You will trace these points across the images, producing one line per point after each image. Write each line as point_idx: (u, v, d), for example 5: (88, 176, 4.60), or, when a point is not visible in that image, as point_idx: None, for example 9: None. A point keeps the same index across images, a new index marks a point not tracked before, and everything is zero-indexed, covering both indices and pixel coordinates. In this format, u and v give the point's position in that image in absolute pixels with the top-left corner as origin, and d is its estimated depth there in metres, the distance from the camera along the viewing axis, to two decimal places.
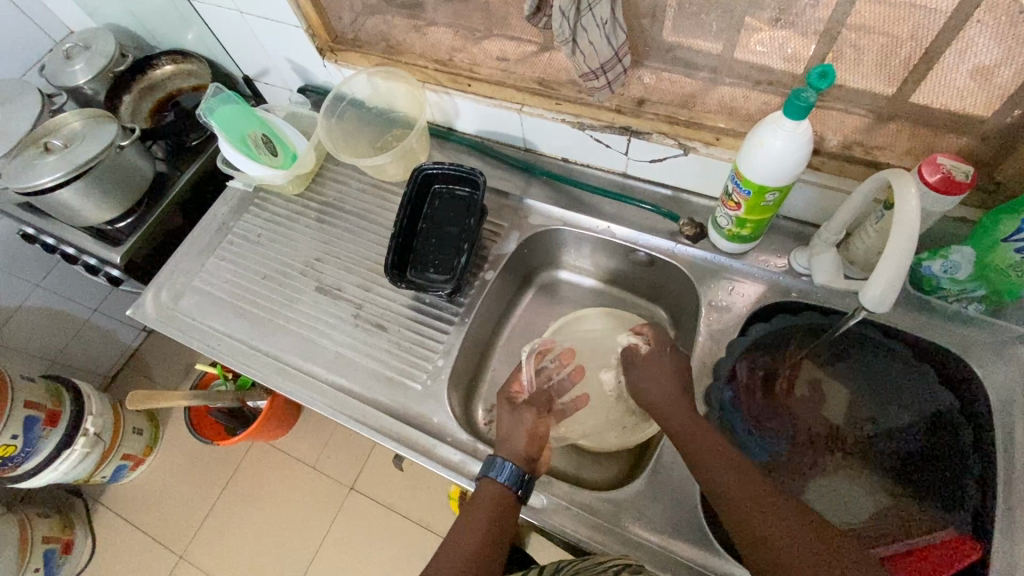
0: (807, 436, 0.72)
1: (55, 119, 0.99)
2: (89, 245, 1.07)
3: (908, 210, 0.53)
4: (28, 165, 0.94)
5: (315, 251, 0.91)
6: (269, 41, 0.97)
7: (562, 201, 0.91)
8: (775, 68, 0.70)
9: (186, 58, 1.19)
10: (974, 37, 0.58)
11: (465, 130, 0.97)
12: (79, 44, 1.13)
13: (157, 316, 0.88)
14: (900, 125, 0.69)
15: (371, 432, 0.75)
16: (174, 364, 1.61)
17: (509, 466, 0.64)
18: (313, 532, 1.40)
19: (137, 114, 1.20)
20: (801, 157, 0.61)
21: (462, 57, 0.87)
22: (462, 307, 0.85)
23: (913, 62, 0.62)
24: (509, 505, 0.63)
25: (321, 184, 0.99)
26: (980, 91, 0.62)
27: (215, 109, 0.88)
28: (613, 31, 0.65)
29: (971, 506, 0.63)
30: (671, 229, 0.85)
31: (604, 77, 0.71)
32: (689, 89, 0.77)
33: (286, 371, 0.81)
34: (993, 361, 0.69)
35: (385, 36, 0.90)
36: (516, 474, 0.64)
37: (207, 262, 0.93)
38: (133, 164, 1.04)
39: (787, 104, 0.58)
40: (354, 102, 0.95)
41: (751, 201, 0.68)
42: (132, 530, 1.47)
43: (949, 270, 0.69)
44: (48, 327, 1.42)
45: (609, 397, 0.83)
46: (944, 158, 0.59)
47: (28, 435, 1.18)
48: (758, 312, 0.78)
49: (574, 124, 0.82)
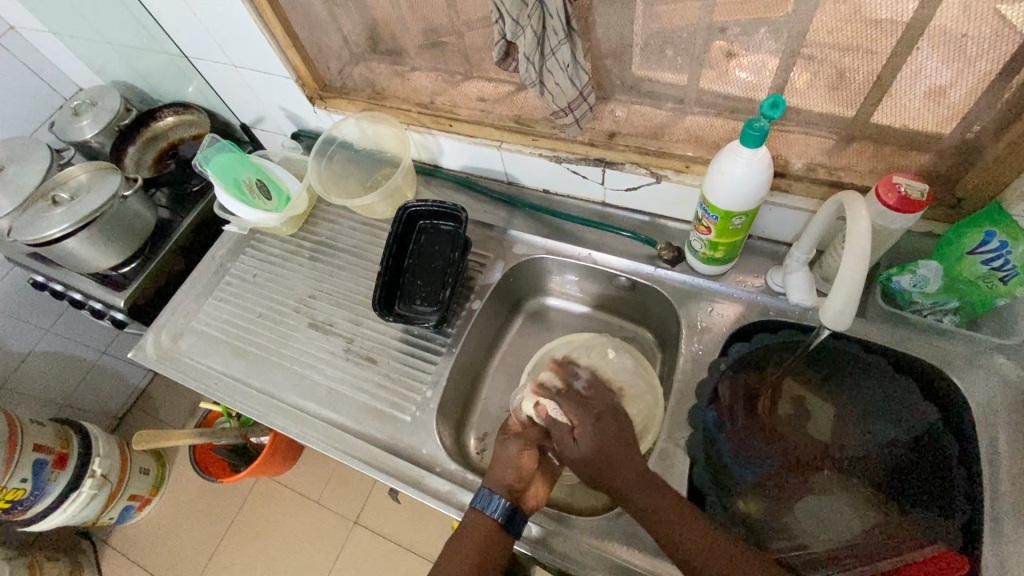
0: (793, 453, 0.72)
1: (62, 173, 1.05)
2: (95, 291, 1.12)
3: (859, 231, 0.55)
4: (37, 217, 0.99)
5: (309, 288, 0.94)
6: (263, 91, 1.02)
7: (545, 231, 0.94)
8: (737, 97, 0.73)
9: (186, 109, 1.25)
10: (922, 61, 0.60)
11: (451, 167, 1.01)
12: (86, 101, 1.21)
13: (156, 357, 0.91)
14: (862, 146, 0.72)
15: (362, 464, 0.77)
16: (181, 402, 1.64)
17: (499, 500, 0.64)
18: (318, 568, 1.39)
19: (143, 164, 1.24)
20: (762, 183, 0.64)
21: (443, 99, 0.91)
22: (450, 338, 0.87)
23: (867, 87, 0.65)
24: (500, 537, 0.63)
25: (314, 224, 1.02)
26: (933, 111, 0.64)
27: (211, 158, 0.93)
28: (578, 73, 0.69)
29: (959, 524, 0.63)
30: (651, 254, 0.87)
31: (572, 115, 0.74)
32: (658, 121, 0.80)
33: (280, 407, 0.84)
34: (973, 372, 0.70)
35: (371, 82, 0.96)
36: (505, 507, 0.64)
37: (205, 303, 0.96)
38: (136, 212, 1.09)
39: (743, 134, 0.61)
40: (343, 145, 0.99)
41: (720, 225, 0.71)
42: (138, 571, 1.47)
43: (919, 284, 0.70)
44: (57, 371, 1.46)
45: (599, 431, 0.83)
46: (899, 177, 0.61)
47: (36, 479, 1.20)
48: (737, 331, 0.80)
49: (551, 158, 0.86)
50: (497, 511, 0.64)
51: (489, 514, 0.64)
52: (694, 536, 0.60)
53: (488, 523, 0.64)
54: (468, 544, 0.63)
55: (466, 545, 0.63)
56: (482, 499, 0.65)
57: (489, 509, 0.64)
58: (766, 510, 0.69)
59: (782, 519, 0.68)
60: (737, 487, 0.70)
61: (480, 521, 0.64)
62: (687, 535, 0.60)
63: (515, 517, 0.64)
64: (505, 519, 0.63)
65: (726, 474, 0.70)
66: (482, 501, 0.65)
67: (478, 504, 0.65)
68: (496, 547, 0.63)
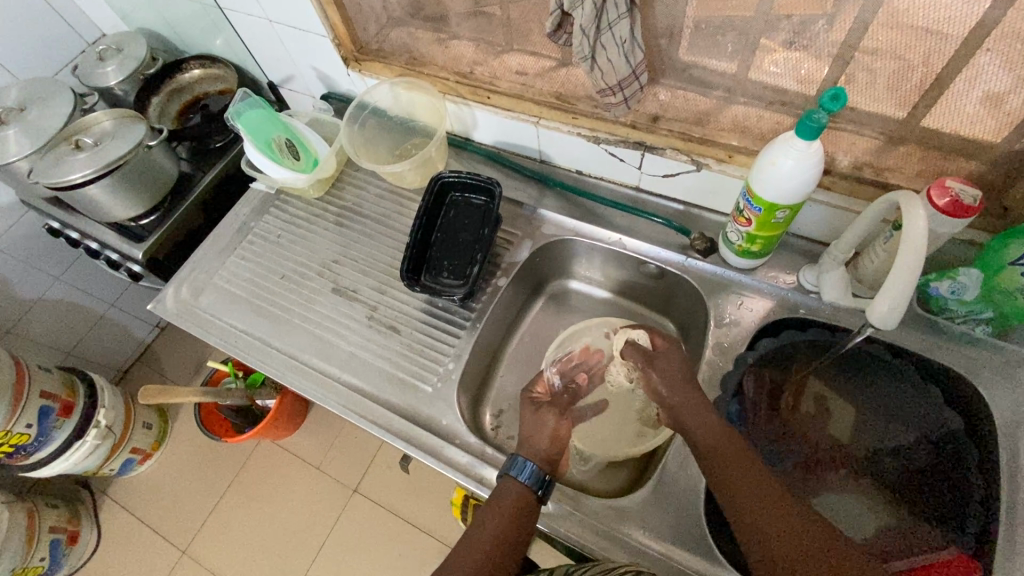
0: (811, 451, 0.72)
1: (86, 118, 1.04)
2: (113, 240, 1.11)
3: (915, 232, 0.54)
4: (60, 161, 0.97)
5: (333, 253, 0.94)
6: (296, 50, 1.00)
7: (575, 212, 0.93)
8: (788, 90, 0.72)
9: (213, 63, 1.23)
10: (984, 65, 0.59)
11: (483, 141, 0.99)
12: (112, 47, 1.18)
13: (176, 311, 0.91)
14: (911, 148, 0.70)
15: (381, 431, 0.77)
16: (186, 360, 1.64)
17: (533, 468, 0.65)
18: (316, 531, 1.41)
19: (166, 116, 1.23)
20: (812, 177, 0.63)
21: (483, 70, 0.89)
22: (474, 313, 0.87)
23: (925, 87, 0.64)
24: (530, 506, 0.64)
25: (340, 189, 1.01)
26: (989, 118, 0.63)
27: (242, 113, 0.90)
28: (631, 50, 0.67)
29: (973, 529, 0.63)
30: (682, 243, 0.86)
31: (620, 94, 0.73)
32: (703, 107, 0.78)
33: (300, 369, 0.83)
34: (1000, 382, 0.69)
35: (409, 48, 0.94)
36: (538, 475, 0.65)
37: (228, 260, 0.95)
38: (159, 163, 1.07)
39: (799, 124, 0.60)
40: (376, 111, 0.97)
41: (762, 217, 0.70)
42: (137, 523, 1.48)
43: (957, 292, 0.69)
44: (65, 319, 1.45)
45: (626, 419, 0.83)
46: (953, 181, 0.61)
47: (41, 425, 1.20)
48: (764, 326, 0.79)
49: (589, 138, 0.85)
50: (529, 477, 0.65)
51: (523, 481, 0.65)
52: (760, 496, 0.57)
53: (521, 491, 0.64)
54: (499, 511, 0.63)
55: (498, 513, 0.63)
56: (517, 467, 0.66)
57: (523, 477, 0.65)
58: None
59: None
60: None
61: (512, 489, 0.65)
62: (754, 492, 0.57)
63: (545, 487, 0.66)
64: (538, 487, 0.65)
65: None
66: (512, 468, 0.66)
67: (512, 472, 0.65)
68: (528, 516, 0.64)
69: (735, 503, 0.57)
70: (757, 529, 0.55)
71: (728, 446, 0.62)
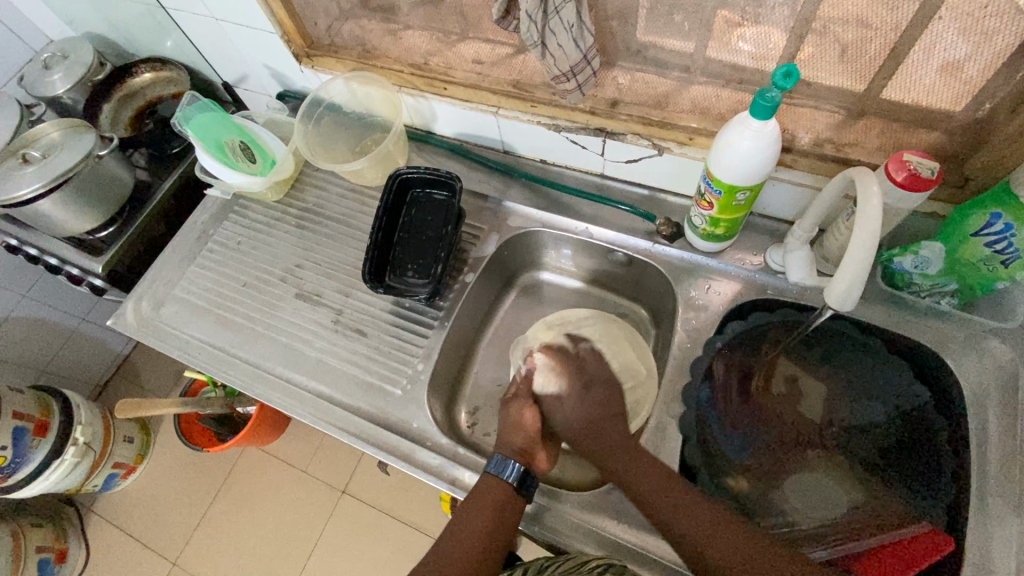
0: (783, 432, 0.72)
1: (32, 130, 0.99)
2: (71, 256, 1.07)
3: (870, 208, 0.53)
4: (7, 176, 0.93)
5: (295, 256, 0.91)
6: (245, 47, 0.96)
7: (540, 203, 0.91)
8: (746, 67, 0.70)
9: (165, 65, 1.18)
10: (940, 33, 0.58)
11: (444, 133, 0.97)
12: (57, 54, 1.13)
13: (138, 326, 0.88)
14: (871, 121, 0.69)
15: (351, 438, 0.76)
16: (164, 371, 1.61)
17: (514, 465, 0.65)
18: (306, 536, 1.40)
19: (119, 122, 1.19)
20: (769, 157, 0.62)
21: (438, 60, 0.87)
22: (442, 311, 0.85)
23: (882, 58, 0.62)
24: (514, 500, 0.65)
25: (301, 190, 0.98)
26: (947, 86, 0.62)
27: (191, 117, 0.88)
28: (582, 34, 0.66)
29: (944, 502, 0.64)
30: (649, 229, 0.85)
31: (574, 80, 0.70)
32: (661, 89, 0.77)
33: (266, 378, 0.82)
34: (968, 354, 0.70)
35: (361, 40, 0.91)
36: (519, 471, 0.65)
37: (188, 270, 0.93)
38: (112, 173, 1.03)
39: (752, 104, 0.58)
40: (331, 107, 0.95)
41: (723, 200, 0.69)
42: (125, 538, 1.47)
43: (921, 265, 0.69)
44: (35, 337, 1.42)
45: None
46: (911, 154, 0.59)
47: (16, 446, 1.18)
48: (733, 310, 0.79)
49: (550, 126, 0.82)
50: (511, 475, 0.65)
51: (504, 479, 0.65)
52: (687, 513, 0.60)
53: (501, 486, 0.65)
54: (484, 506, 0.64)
55: (481, 510, 0.64)
56: (496, 464, 0.66)
57: (504, 474, 0.65)
58: (758, 487, 0.69)
59: (772, 495, 0.68)
60: (729, 464, 0.70)
61: (492, 485, 0.65)
62: (670, 503, 0.61)
63: (527, 480, 0.66)
64: (518, 482, 0.65)
65: (718, 452, 0.70)
66: (495, 468, 0.66)
67: (492, 470, 0.66)
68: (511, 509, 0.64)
69: (670, 531, 0.59)
70: (676, 535, 0.59)
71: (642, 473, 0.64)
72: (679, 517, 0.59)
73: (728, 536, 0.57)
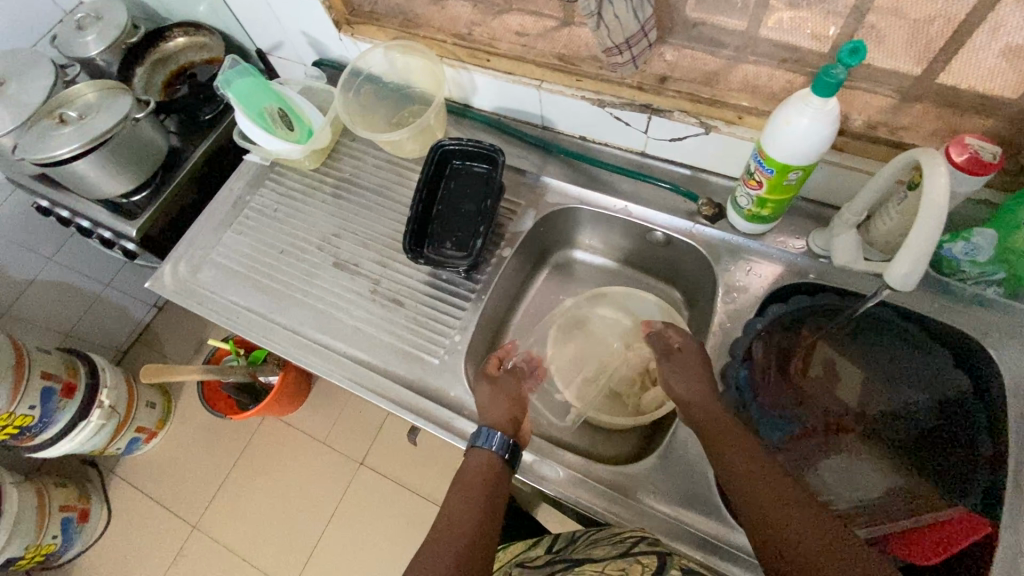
0: (821, 416, 0.73)
1: (69, 90, 0.98)
2: (104, 218, 1.08)
3: (938, 188, 0.53)
4: (43, 136, 0.93)
5: (331, 226, 0.91)
6: (284, 13, 0.95)
7: (579, 179, 0.90)
8: (802, 46, 0.69)
9: (197, 30, 1.18)
10: (1007, 16, 0.57)
11: (483, 107, 0.96)
12: (91, 14, 1.11)
13: (175, 288, 0.89)
14: (927, 106, 0.68)
15: (391, 404, 0.76)
16: (186, 339, 1.62)
17: (497, 435, 0.66)
18: (326, 503, 1.43)
19: (151, 88, 1.19)
20: (827, 137, 0.61)
21: (481, 31, 0.85)
22: (479, 284, 0.85)
23: (944, 41, 0.61)
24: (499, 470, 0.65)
25: (337, 160, 0.98)
26: (1010, 70, 0.61)
27: (232, 82, 0.86)
28: (639, 6, 0.65)
29: (980, 486, 0.64)
30: (690, 209, 0.85)
31: (627, 52, 0.70)
32: (711, 67, 0.75)
33: (304, 344, 0.82)
34: (1010, 343, 0.69)
35: (403, 9, 0.89)
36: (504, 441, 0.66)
37: (225, 236, 0.93)
38: (148, 137, 1.03)
39: (816, 81, 0.57)
40: (370, 77, 0.94)
41: (774, 179, 0.68)
42: (146, 500, 1.50)
43: (970, 252, 0.68)
44: (60, 300, 1.43)
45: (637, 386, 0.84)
46: (972, 138, 0.59)
47: (45, 406, 1.20)
48: (773, 292, 0.79)
49: (594, 101, 0.82)
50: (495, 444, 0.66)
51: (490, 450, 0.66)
52: (782, 489, 0.55)
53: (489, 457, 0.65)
54: (471, 484, 0.63)
55: (472, 487, 0.63)
56: (482, 437, 0.67)
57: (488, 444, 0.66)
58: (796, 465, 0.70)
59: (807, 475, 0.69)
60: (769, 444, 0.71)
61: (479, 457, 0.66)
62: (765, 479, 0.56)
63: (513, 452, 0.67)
64: (506, 453, 0.66)
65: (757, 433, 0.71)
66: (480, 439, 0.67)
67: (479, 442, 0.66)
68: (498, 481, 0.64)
69: (756, 510, 0.54)
70: (760, 513, 0.54)
71: (755, 447, 0.60)
72: (773, 502, 0.54)
73: (827, 525, 0.51)
